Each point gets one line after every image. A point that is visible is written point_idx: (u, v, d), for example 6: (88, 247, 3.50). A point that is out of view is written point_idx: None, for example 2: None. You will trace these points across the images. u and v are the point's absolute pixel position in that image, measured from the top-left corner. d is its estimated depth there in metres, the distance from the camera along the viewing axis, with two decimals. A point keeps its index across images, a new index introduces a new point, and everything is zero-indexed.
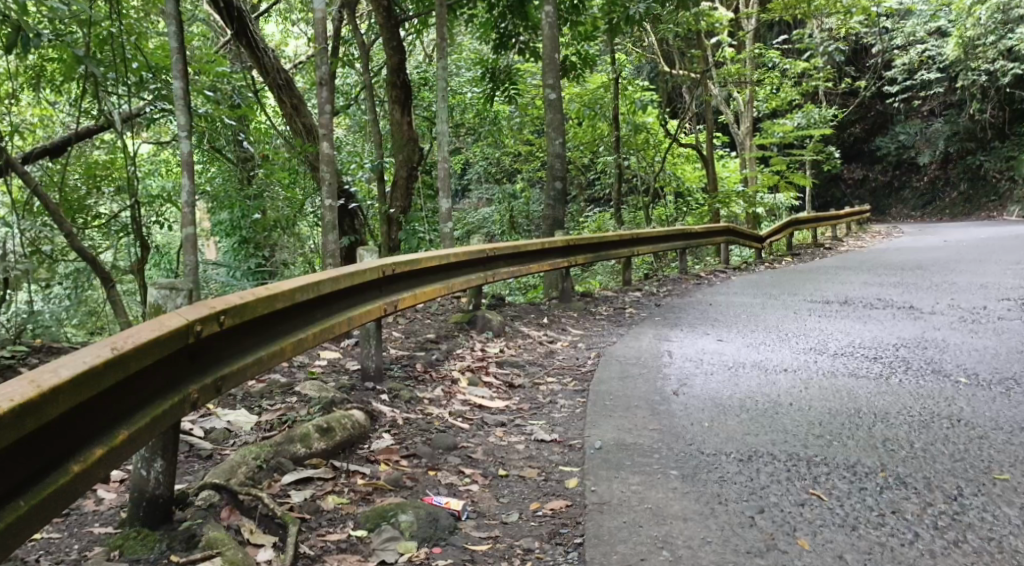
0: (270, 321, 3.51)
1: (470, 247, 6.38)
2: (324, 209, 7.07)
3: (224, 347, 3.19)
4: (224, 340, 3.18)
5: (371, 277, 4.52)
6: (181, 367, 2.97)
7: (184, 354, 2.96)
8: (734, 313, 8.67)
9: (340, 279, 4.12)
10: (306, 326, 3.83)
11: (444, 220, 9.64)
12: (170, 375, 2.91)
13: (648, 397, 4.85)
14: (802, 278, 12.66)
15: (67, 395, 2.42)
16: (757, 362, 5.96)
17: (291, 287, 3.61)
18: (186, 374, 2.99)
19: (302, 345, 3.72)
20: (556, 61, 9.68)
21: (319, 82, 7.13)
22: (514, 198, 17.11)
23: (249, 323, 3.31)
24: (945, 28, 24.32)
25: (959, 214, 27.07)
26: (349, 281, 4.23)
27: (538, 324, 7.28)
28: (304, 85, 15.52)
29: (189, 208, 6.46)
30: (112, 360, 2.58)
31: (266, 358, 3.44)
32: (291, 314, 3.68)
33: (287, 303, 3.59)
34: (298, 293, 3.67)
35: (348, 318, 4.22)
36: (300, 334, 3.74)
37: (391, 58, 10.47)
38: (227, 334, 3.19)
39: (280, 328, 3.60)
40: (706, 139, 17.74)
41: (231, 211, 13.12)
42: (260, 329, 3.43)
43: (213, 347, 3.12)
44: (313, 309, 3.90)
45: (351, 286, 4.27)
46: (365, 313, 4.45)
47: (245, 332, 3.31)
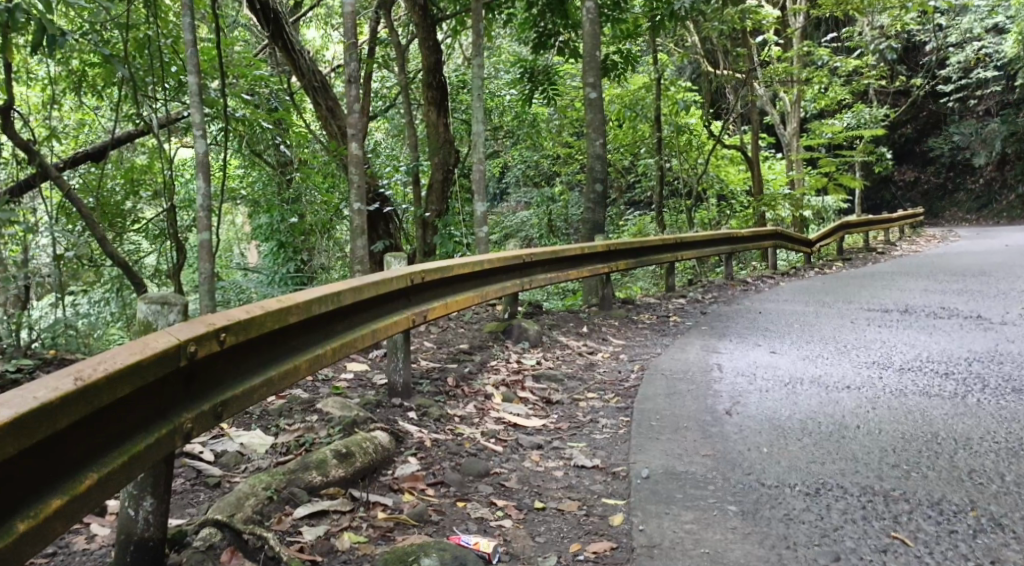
0: (283, 336, 3.23)
1: (507, 253, 6.06)
2: (353, 214, 6.77)
3: (226, 369, 2.91)
4: (224, 360, 2.90)
5: (399, 286, 4.20)
6: (172, 393, 2.70)
7: (174, 379, 2.69)
8: (785, 322, 8.21)
9: (364, 288, 3.81)
10: (325, 341, 3.53)
11: (481, 224, 9.30)
12: (157, 404, 2.64)
13: (699, 417, 4.46)
14: (855, 284, 12.14)
15: (10, 438, 2.16)
16: (816, 379, 5.54)
17: (306, 298, 3.31)
18: (177, 402, 2.71)
19: (320, 362, 3.42)
20: (597, 60, 9.27)
21: (350, 81, 6.82)
22: (553, 200, 16.74)
23: (254, 341, 3.03)
24: (1002, 24, 23.45)
25: (1015, 217, 26.17)
26: (374, 290, 3.91)
27: (577, 333, 6.90)
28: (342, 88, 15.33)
29: (206, 212, 6.20)
30: (71, 395, 2.31)
31: (278, 378, 3.15)
32: (307, 329, 3.39)
33: (302, 317, 3.28)
34: (315, 306, 3.37)
35: (373, 330, 3.89)
36: (318, 350, 3.44)
37: (428, 58, 10.14)
38: (228, 353, 2.91)
39: (294, 345, 3.31)
40: (751, 140, 17.23)
41: (269, 215, 12.95)
42: (269, 346, 3.14)
43: (210, 370, 2.84)
44: (334, 321, 3.61)
45: (376, 295, 3.95)
46: (392, 324, 4.13)
47: (250, 350, 3.02)
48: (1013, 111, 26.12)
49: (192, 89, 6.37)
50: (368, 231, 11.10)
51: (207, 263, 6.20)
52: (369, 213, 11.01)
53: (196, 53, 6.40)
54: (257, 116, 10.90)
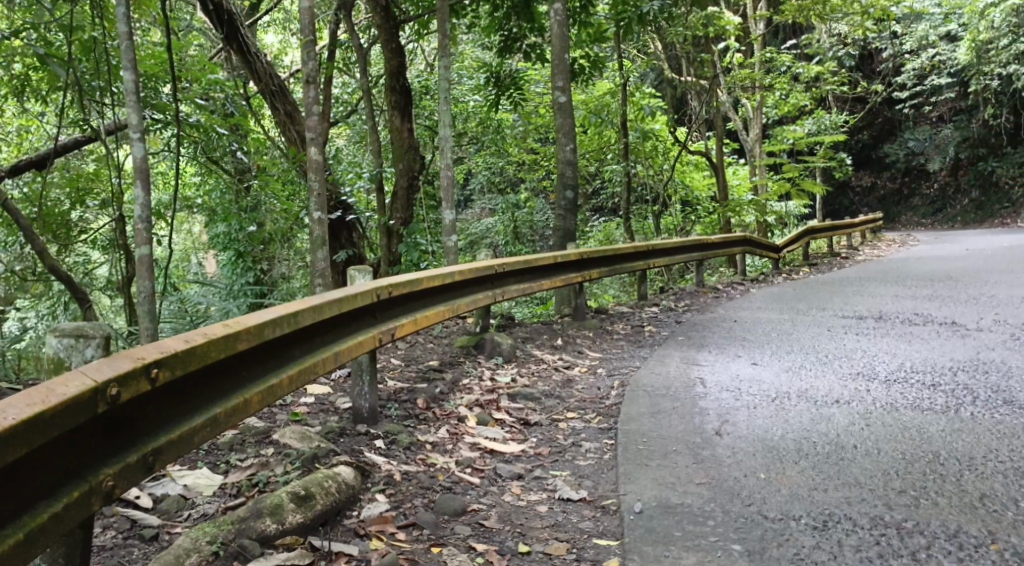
0: (231, 366, 2.90)
1: (477, 263, 5.71)
2: (313, 223, 6.40)
3: (158, 410, 2.60)
4: (157, 401, 2.59)
5: (362, 303, 3.85)
6: (90, 445, 2.41)
7: (91, 428, 2.40)
8: (762, 331, 7.98)
9: (324, 307, 3.45)
10: (283, 367, 3.20)
11: (448, 232, 8.96)
12: (69, 460, 2.35)
13: (687, 439, 4.17)
14: (826, 289, 12.00)
15: None
16: (803, 393, 5.28)
17: (257, 321, 2.98)
18: (95, 458, 2.42)
19: (275, 393, 3.07)
20: (566, 63, 8.99)
21: (306, 80, 6.44)
22: (519, 207, 16.44)
23: (193, 376, 2.71)
24: (957, 31, 23.71)
25: (970, 222, 26.48)
26: (334, 309, 3.55)
27: (552, 346, 6.59)
28: (300, 94, 14.90)
29: (144, 224, 5.77)
30: None
31: (226, 414, 2.83)
32: (259, 356, 3.05)
33: (252, 342, 2.94)
34: (268, 330, 3.04)
35: (337, 353, 3.56)
36: (273, 380, 3.09)
37: (391, 61, 9.79)
38: (159, 394, 2.60)
39: (245, 374, 2.97)
40: (716, 146, 17.08)
41: (227, 224, 12.48)
42: (213, 378, 2.82)
43: (137, 413, 2.54)
44: (292, 345, 3.27)
45: (337, 314, 3.60)
46: (356, 344, 3.78)
47: (188, 386, 2.71)
48: (966, 118, 26.46)
49: (128, 87, 5.88)
50: (331, 239, 10.72)
51: (149, 277, 5.77)
52: (332, 221, 10.64)
53: (132, 45, 5.86)
54: (211, 121, 10.45)
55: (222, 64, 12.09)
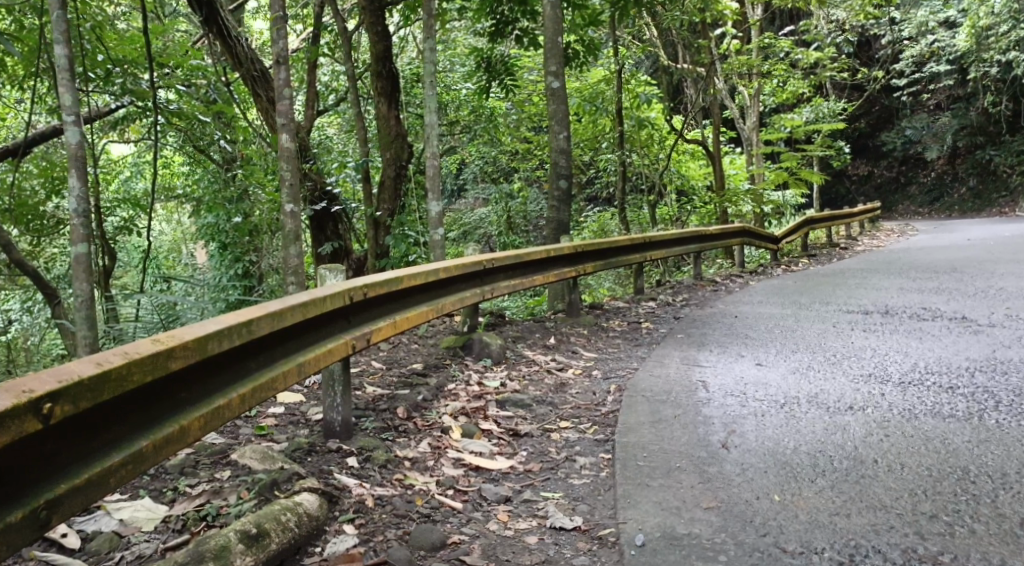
0: (165, 389, 2.72)
1: (463, 259, 5.34)
2: (285, 216, 6.04)
3: (65, 448, 2.44)
4: (64, 437, 2.44)
5: (329, 307, 3.53)
6: None
7: None
8: (766, 328, 7.61)
9: (281, 317, 3.18)
10: (235, 383, 3.00)
11: (435, 225, 8.58)
12: None
13: (691, 454, 3.79)
14: (827, 282, 11.67)
15: None
16: (812, 398, 4.90)
17: (192, 337, 2.76)
18: None
19: (222, 416, 2.90)
20: (559, 47, 8.59)
21: (277, 60, 6.06)
22: (511, 197, 16.06)
23: (104, 408, 2.53)
24: (956, 18, 23.31)
25: (968, 211, 26.15)
26: (294, 316, 3.27)
27: (545, 345, 6.23)
28: None
29: (77, 222, 5.42)
30: None
31: (155, 447, 2.66)
32: (202, 374, 2.87)
33: (190, 360, 2.76)
34: (208, 347, 2.82)
35: (302, 363, 3.32)
36: (217, 403, 2.89)
37: (377, 44, 9.38)
38: (59, 433, 2.43)
39: (184, 397, 2.80)
40: (713, 134, 16.66)
41: (212, 215, 12.10)
42: (140, 405, 2.64)
43: (31, 459, 2.37)
44: (247, 357, 3.07)
45: (297, 322, 3.30)
46: (326, 353, 3.49)
47: (101, 419, 2.53)
48: (963, 105, 26.11)
49: (61, 65, 5.39)
50: (316, 232, 10.34)
51: (86, 280, 5.42)
52: (316, 213, 10.23)
53: (65, 17, 5.40)
54: (193, 108, 10.07)
55: (204, 49, 11.66)
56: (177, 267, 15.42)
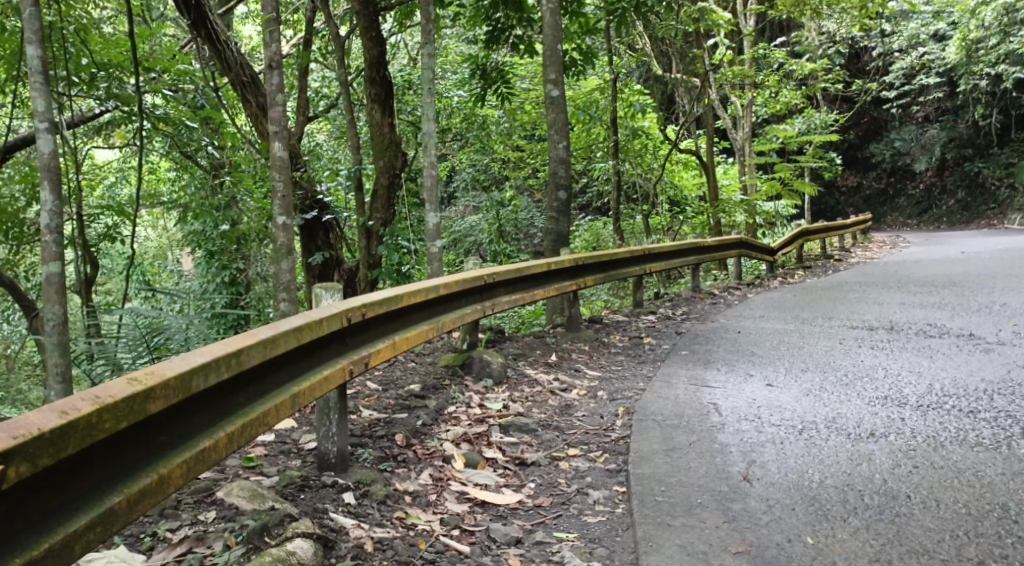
0: (140, 434, 2.50)
1: (463, 273, 5.08)
2: (277, 228, 5.77)
3: (25, 507, 2.22)
4: (24, 497, 2.21)
5: (322, 333, 3.29)
6: None
7: None
8: (771, 345, 7.39)
9: (270, 348, 2.96)
10: (221, 422, 2.78)
11: (431, 236, 8.31)
12: None
13: (711, 488, 3.55)
14: (826, 295, 11.48)
15: None
16: (831, 423, 4.67)
17: (170, 375, 2.55)
18: None
19: (205, 460, 2.67)
20: (559, 54, 8.33)
21: (270, 63, 5.82)
22: (502, 206, 15.82)
23: (73, 458, 2.31)
24: (948, 30, 23.22)
25: (957, 223, 26.09)
26: (285, 345, 3.04)
27: (546, 364, 5.98)
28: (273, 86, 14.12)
29: (48, 242, 5.16)
30: None
31: (129, 500, 2.43)
32: (183, 415, 2.65)
33: (169, 401, 2.54)
34: (189, 386, 2.60)
35: (295, 395, 3.09)
36: (201, 446, 2.67)
37: (370, 50, 9.11)
38: (22, 487, 2.20)
39: (162, 441, 2.57)
40: (707, 144, 16.45)
41: (200, 223, 11.80)
42: (112, 454, 2.42)
43: None
44: (234, 392, 2.85)
45: (288, 352, 3.08)
46: (320, 383, 3.25)
47: (68, 471, 2.31)
48: (953, 117, 26.05)
49: (37, 68, 5.13)
50: (306, 240, 10.04)
51: (59, 301, 5.14)
52: (307, 221, 9.95)
53: (39, 15, 5.13)
54: (181, 114, 9.79)
55: (191, 53, 11.36)
56: (163, 274, 15.07)
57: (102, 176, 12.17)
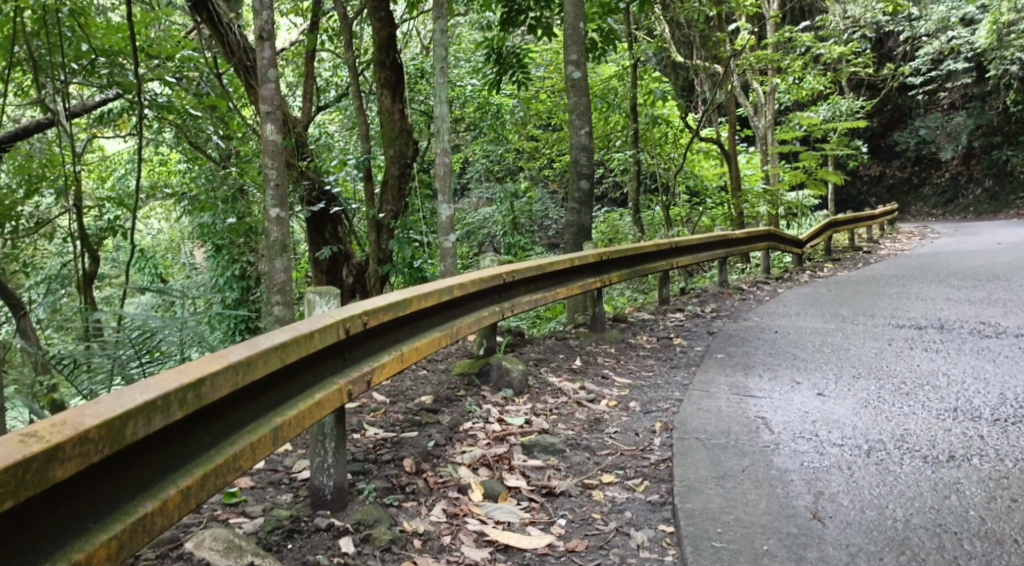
0: (49, 504, 2.11)
1: (479, 272, 4.55)
2: (271, 222, 5.28)
3: None
4: None
5: (307, 354, 2.85)
6: None
7: None
8: (815, 347, 6.79)
9: (234, 380, 2.54)
10: (174, 474, 2.40)
11: (445, 230, 7.74)
12: None
13: (778, 531, 3.04)
14: (863, 290, 10.83)
15: None
16: (900, 443, 4.15)
17: (89, 425, 2.16)
18: None
19: (145, 529, 2.28)
20: (581, 33, 7.69)
21: (260, 36, 5.30)
22: (517, 197, 15.25)
23: None
24: (977, 14, 22.44)
25: (983, 213, 25.29)
26: (257, 373, 2.62)
27: (571, 370, 5.42)
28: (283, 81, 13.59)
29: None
30: None
31: None
32: (116, 473, 2.26)
33: (87, 458, 2.15)
34: (117, 437, 2.21)
35: (276, 427, 2.69)
36: (138, 511, 2.28)
37: (378, 31, 8.53)
38: None
39: (86, 509, 2.19)
40: (730, 132, 15.76)
41: (205, 215, 11.29)
42: (13, 534, 2.05)
43: None
44: (195, 432, 2.47)
45: (259, 382, 2.66)
46: (305, 413, 2.82)
47: None
48: (979, 104, 25.24)
49: None
50: (312, 234, 9.46)
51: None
52: (313, 214, 9.37)
53: None
54: (184, 102, 9.28)
55: (193, 37, 10.80)
56: (174, 267, 14.65)
57: (107, 167, 11.70)
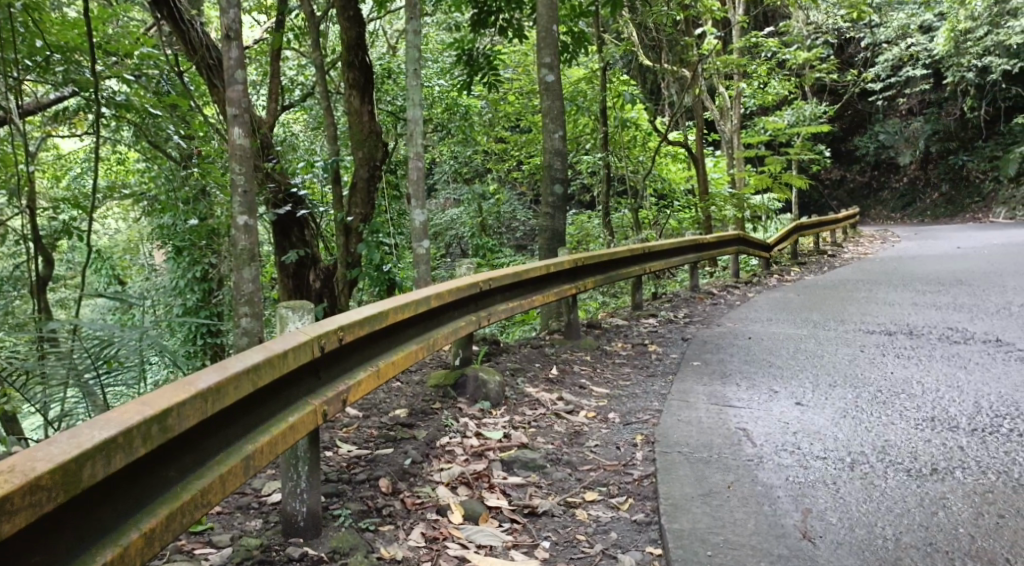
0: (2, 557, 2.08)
1: (456, 282, 4.44)
2: (239, 230, 5.13)
3: None
4: None
5: (276, 380, 2.80)
6: None
7: None
8: (789, 354, 6.76)
9: (198, 414, 2.49)
10: (137, 514, 2.35)
11: (418, 236, 7.59)
12: None
13: (769, 552, 3.01)
14: (832, 294, 10.87)
15: None
16: (882, 455, 4.03)
17: (41, 471, 2.12)
18: None
19: None
20: (555, 35, 7.58)
21: (227, 34, 5.13)
22: (484, 199, 15.11)
23: None
24: (937, 20, 22.73)
25: (941, 216, 25.63)
26: (224, 404, 2.58)
27: (547, 379, 5.33)
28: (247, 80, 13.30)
29: None
30: None
31: None
32: (75, 519, 2.22)
33: (40, 507, 2.12)
34: (70, 480, 2.17)
35: (246, 456, 2.64)
36: (98, 556, 2.24)
37: (347, 31, 8.37)
38: None
39: (44, 558, 2.15)
40: (698, 136, 15.76)
41: (167, 216, 11.01)
42: None
43: None
44: (159, 467, 2.42)
45: (226, 413, 2.62)
46: (276, 440, 2.76)
47: None
48: (937, 110, 25.58)
49: None
50: (279, 237, 9.26)
51: None
52: (280, 217, 9.18)
53: None
54: (143, 100, 8.70)
55: (153, 34, 10.51)
56: (132, 269, 14.29)
57: (64, 166, 11.36)
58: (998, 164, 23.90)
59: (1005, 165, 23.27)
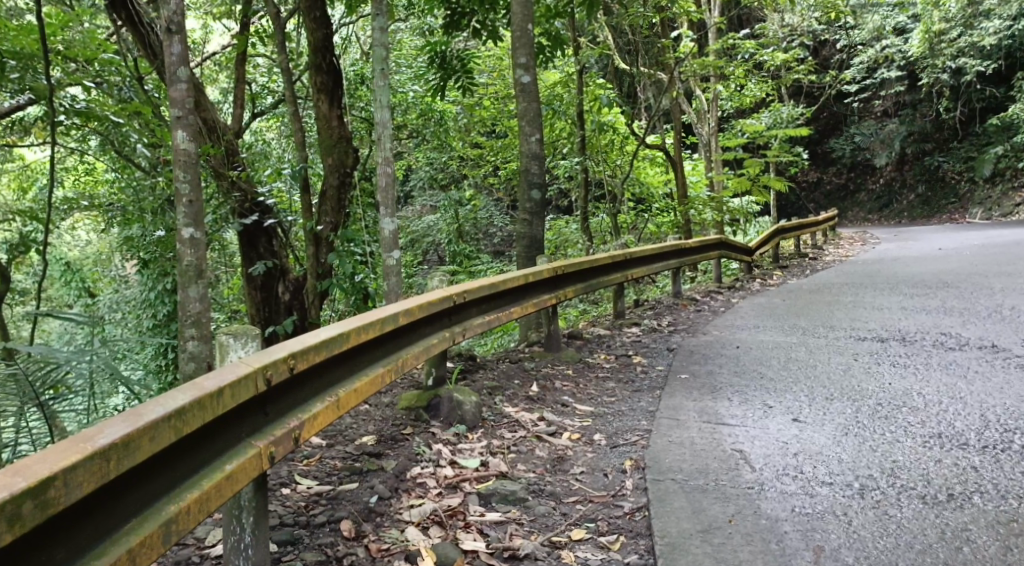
0: None
1: (425, 297, 4.10)
2: (186, 243, 4.79)
3: None
4: None
5: (196, 432, 2.60)
6: None
7: None
8: (781, 364, 6.46)
9: (93, 478, 2.29)
10: None
11: (389, 245, 7.24)
12: None
13: None
14: (819, 299, 10.60)
15: None
16: (892, 479, 3.70)
17: None
18: None
19: None
20: (530, 35, 7.24)
21: (169, 28, 4.81)
22: (461, 206, 14.78)
23: None
24: (911, 22, 22.62)
25: (918, 218, 25.50)
26: (128, 466, 2.38)
27: (528, 397, 5.00)
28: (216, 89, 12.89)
29: None
30: None
31: None
32: None
33: None
34: None
35: (161, 521, 2.44)
36: None
37: (313, 32, 8.01)
38: None
39: None
40: (676, 139, 15.47)
41: (134, 227, 10.62)
42: None
43: None
44: (50, 545, 2.23)
45: (133, 475, 2.42)
46: (198, 501, 2.55)
47: None
48: (911, 111, 25.57)
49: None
50: (245, 249, 8.84)
51: None
52: (246, 227, 8.76)
53: None
54: (104, 108, 8.15)
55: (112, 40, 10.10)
56: (101, 281, 13.87)
57: (30, 178, 10.99)
58: (974, 164, 23.82)
59: (981, 165, 23.17)
